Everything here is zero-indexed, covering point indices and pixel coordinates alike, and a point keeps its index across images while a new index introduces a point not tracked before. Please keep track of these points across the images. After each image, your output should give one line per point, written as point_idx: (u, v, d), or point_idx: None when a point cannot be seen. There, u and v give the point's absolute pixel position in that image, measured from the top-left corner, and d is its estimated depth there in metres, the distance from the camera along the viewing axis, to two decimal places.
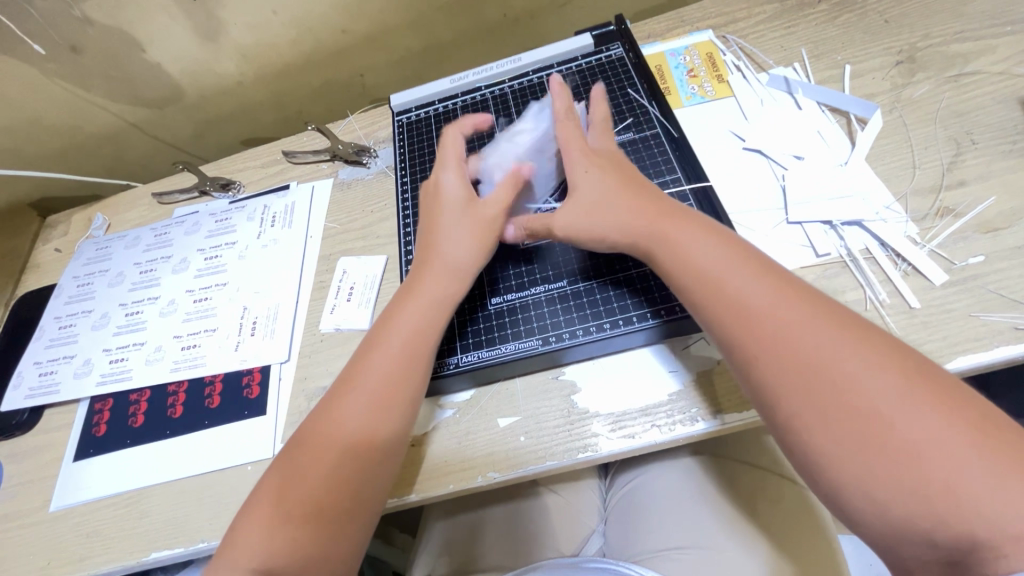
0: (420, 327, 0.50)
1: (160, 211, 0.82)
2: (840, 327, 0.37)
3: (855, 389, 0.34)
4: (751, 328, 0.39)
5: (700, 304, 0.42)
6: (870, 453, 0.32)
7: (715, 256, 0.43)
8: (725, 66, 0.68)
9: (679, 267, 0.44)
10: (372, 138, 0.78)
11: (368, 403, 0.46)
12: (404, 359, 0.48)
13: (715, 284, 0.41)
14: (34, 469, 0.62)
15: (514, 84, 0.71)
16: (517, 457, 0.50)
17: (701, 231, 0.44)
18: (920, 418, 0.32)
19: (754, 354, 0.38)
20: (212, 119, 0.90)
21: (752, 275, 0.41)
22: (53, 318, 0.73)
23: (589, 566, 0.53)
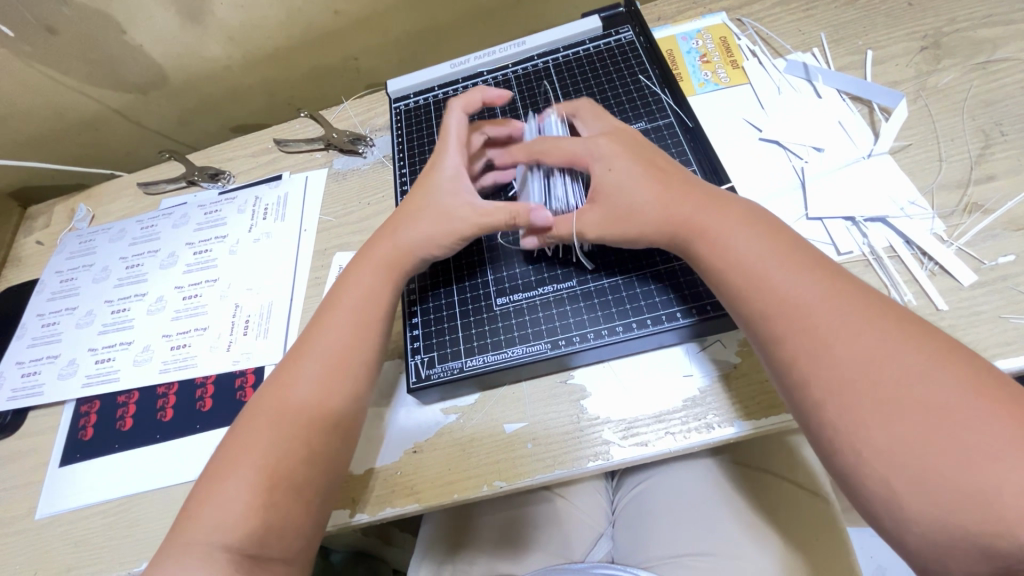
0: (372, 300, 0.48)
1: (146, 203, 0.78)
2: (887, 325, 0.35)
3: (907, 387, 0.32)
4: (794, 325, 0.37)
5: (735, 293, 0.40)
6: (922, 455, 0.30)
7: (756, 247, 0.40)
8: (740, 51, 0.65)
9: (716, 259, 0.42)
10: (368, 126, 0.74)
11: (317, 377, 0.45)
12: (352, 335, 0.47)
13: (754, 274, 0.39)
14: (18, 474, 0.59)
15: (518, 69, 0.67)
16: (525, 465, 0.47)
17: (739, 220, 0.42)
18: (979, 420, 0.30)
19: (797, 352, 0.36)
20: (199, 105, 0.86)
21: (793, 266, 0.39)
22: (35, 315, 0.70)
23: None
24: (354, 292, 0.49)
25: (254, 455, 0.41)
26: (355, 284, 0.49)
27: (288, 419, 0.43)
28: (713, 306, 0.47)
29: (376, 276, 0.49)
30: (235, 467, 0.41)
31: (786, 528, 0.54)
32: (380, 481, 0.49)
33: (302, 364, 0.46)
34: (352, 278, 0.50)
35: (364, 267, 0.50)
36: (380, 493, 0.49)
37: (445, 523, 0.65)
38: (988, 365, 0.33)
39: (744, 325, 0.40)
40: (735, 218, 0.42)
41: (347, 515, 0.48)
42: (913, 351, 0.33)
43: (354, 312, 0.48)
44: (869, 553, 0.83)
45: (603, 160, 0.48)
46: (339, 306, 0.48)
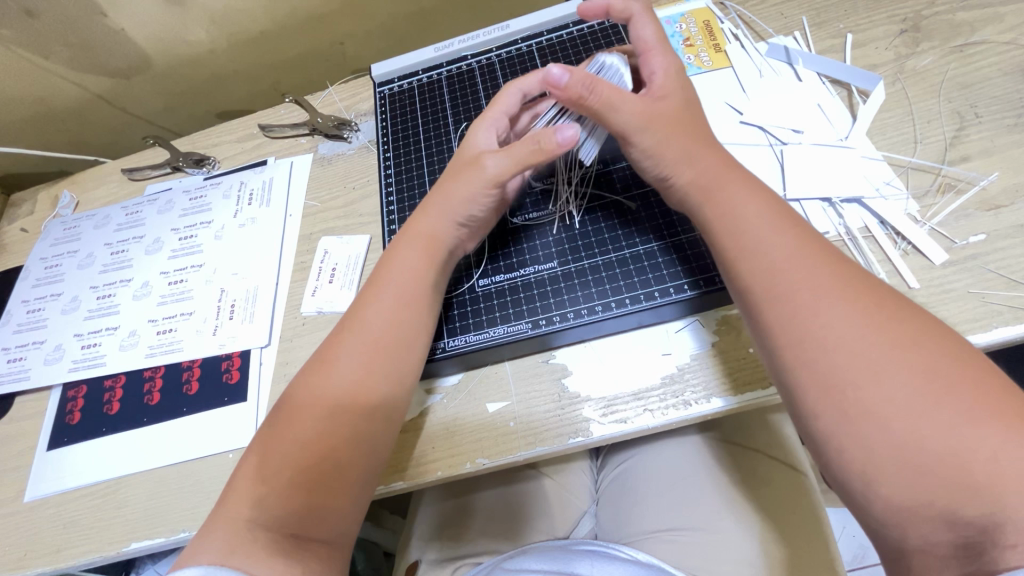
0: (389, 332, 0.46)
1: (130, 189, 0.78)
2: (869, 301, 0.35)
3: (877, 365, 0.33)
4: (782, 306, 0.37)
5: (737, 264, 0.40)
6: (883, 433, 0.32)
7: (769, 216, 0.40)
8: (723, 35, 0.65)
9: (726, 222, 0.42)
10: (353, 111, 0.74)
11: (346, 392, 0.43)
12: (379, 347, 0.45)
13: (756, 249, 0.39)
14: (6, 458, 0.60)
15: (501, 53, 0.66)
16: (508, 443, 0.48)
17: (750, 193, 0.42)
18: (940, 397, 0.31)
19: (776, 326, 0.37)
20: (185, 90, 0.86)
21: (794, 236, 0.39)
22: (20, 302, 0.69)
23: (581, 548, 0.53)
24: (380, 304, 0.47)
25: (268, 466, 0.41)
26: (386, 288, 0.47)
27: (306, 443, 0.41)
28: (689, 287, 0.50)
29: (399, 304, 0.47)
30: (252, 475, 0.41)
31: (760, 505, 0.56)
32: None
33: (342, 368, 0.44)
34: (370, 301, 0.47)
35: (381, 288, 0.48)
36: None
37: (433, 504, 0.66)
38: (954, 341, 0.34)
39: (740, 296, 0.40)
40: (757, 193, 0.42)
41: None
42: (883, 330, 0.34)
43: (386, 321, 0.46)
44: (848, 530, 0.86)
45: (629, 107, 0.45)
46: (368, 311, 0.47)
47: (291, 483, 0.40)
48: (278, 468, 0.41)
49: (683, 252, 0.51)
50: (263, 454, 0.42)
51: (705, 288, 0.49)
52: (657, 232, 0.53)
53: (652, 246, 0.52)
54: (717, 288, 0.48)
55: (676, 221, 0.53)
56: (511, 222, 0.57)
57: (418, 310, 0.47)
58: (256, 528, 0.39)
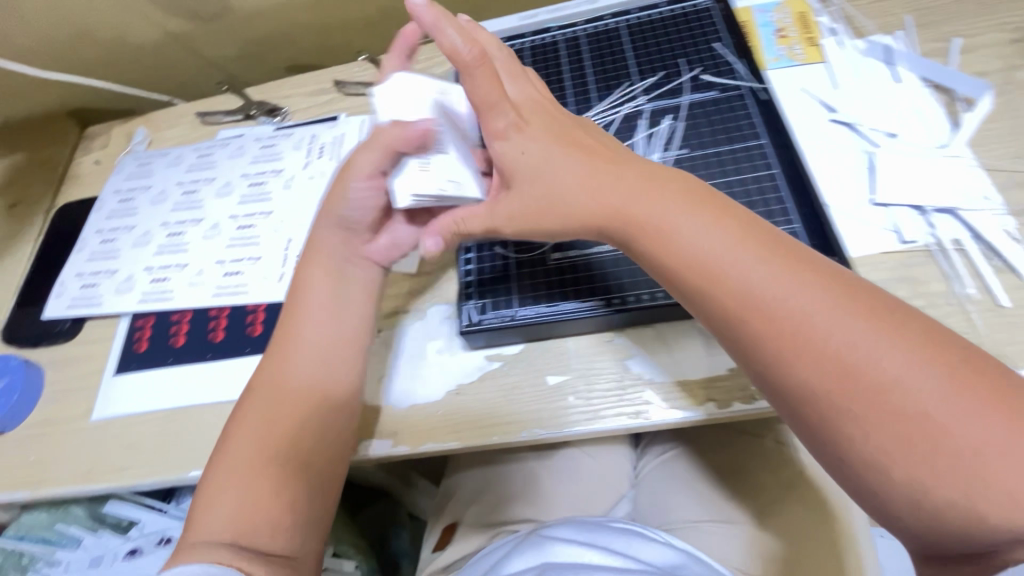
0: (328, 346, 0.50)
1: (202, 132, 0.80)
2: (811, 279, 0.36)
3: (840, 348, 0.34)
4: (735, 319, 0.37)
5: (707, 301, 0.38)
6: (873, 423, 0.32)
7: (710, 235, 0.38)
8: (818, 29, 0.63)
9: (669, 250, 0.39)
10: (427, 74, 0.74)
11: (300, 395, 0.48)
12: (319, 357, 0.49)
13: (717, 275, 0.37)
14: (76, 378, 0.63)
15: (588, 28, 0.64)
16: (566, 416, 0.49)
17: (689, 210, 0.40)
18: (910, 368, 0.32)
19: (764, 361, 0.36)
20: (259, 39, 0.86)
21: (750, 251, 0.37)
22: (93, 231, 0.71)
23: (616, 526, 0.54)
24: (317, 317, 0.50)
25: (233, 486, 0.44)
26: (308, 305, 0.51)
27: (266, 463, 0.45)
28: None
29: (333, 318, 0.51)
30: (220, 494, 0.44)
31: (807, 507, 0.56)
32: (426, 418, 0.51)
33: (288, 362, 0.49)
34: (297, 324, 0.50)
35: (312, 306, 0.51)
36: (423, 430, 0.51)
37: (476, 468, 0.67)
38: (885, 299, 0.35)
39: (717, 329, 0.39)
40: (687, 206, 0.40)
41: (391, 446, 0.51)
42: (829, 305, 0.35)
43: (323, 334, 0.50)
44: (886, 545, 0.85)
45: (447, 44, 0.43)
46: (301, 326, 0.50)
47: (264, 499, 0.44)
48: (242, 485, 0.44)
49: None
50: (228, 474, 0.45)
51: None
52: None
53: None
54: None
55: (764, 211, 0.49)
56: None
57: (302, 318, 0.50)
58: (239, 539, 0.42)
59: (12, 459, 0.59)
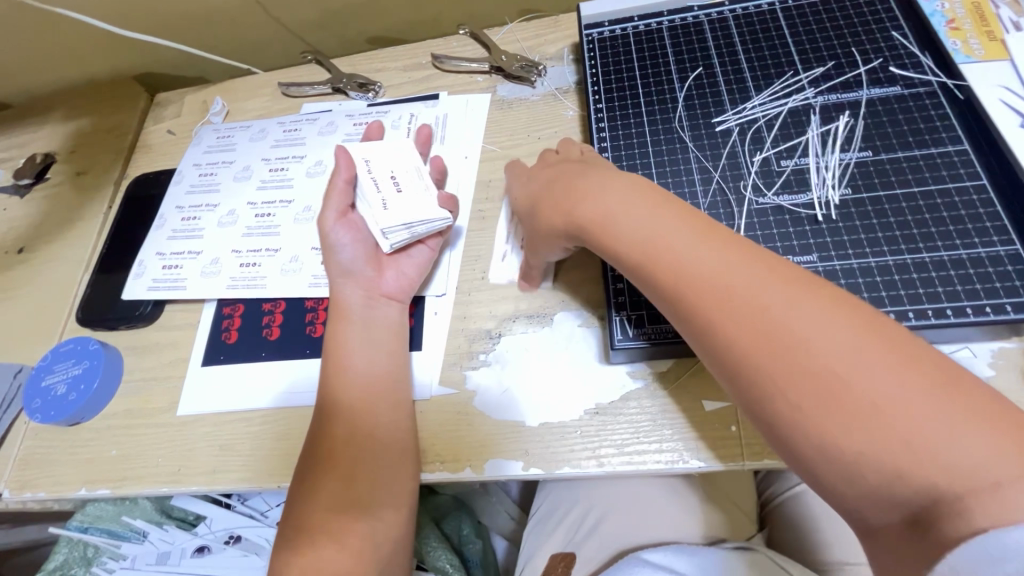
0: (378, 376, 0.49)
1: (285, 105, 0.74)
2: (720, 247, 0.34)
3: (766, 319, 0.31)
4: (692, 305, 0.34)
5: (659, 289, 0.36)
6: (811, 398, 0.29)
7: (647, 214, 0.37)
8: (998, 23, 0.56)
9: (603, 231, 0.39)
10: (538, 54, 0.68)
11: (373, 431, 0.47)
12: (372, 390, 0.48)
13: (661, 252, 0.36)
14: (158, 367, 0.58)
15: (737, 8, 0.57)
16: (730, 448, 0.43)
17: (625, 192, 0.39)
18: (832, 328, 0.29)
19: (716, 356, 0.33)
20: (343, 7, 0.80)
21: (695, 233, 0.35)
22: (174, 207, 0.66)
23: (726, 547, 0.52)
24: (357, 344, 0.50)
25: (313, 526, 0.44)
26: (348, 327, 0.50)
27: (342, 505, 0.45)
28: (1013, 308, 0.39)
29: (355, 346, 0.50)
30: (307, 541, 0.44)
31: None
32: (561, 439, 0.46)
33: (343, 387, 0.48)
34: (337, 347, 0.50)
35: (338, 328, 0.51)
36: (557, 452, 0.46)
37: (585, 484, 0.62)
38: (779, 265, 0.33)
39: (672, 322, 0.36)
40: (626, 187, 0.39)
41: (522, 468, 0.46)
42: (771, 277, 0.32)
43: (367, 364, 0.49)
44: None
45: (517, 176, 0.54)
46: (345, 349, 0.50)
47: (344, 545, 0.44)
48: (327, 532, 0.44)
49: (1005, 267, 0.41)
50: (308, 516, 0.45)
51: None
52: (963, 238, 0.42)
53: (960, 254, 0.41)
54: None
55: (974, 229, 0.42)
56: (763, 197, 0.47)
57: (335, 344, 0.50)
58: None
59: (91, 452, 0.55)
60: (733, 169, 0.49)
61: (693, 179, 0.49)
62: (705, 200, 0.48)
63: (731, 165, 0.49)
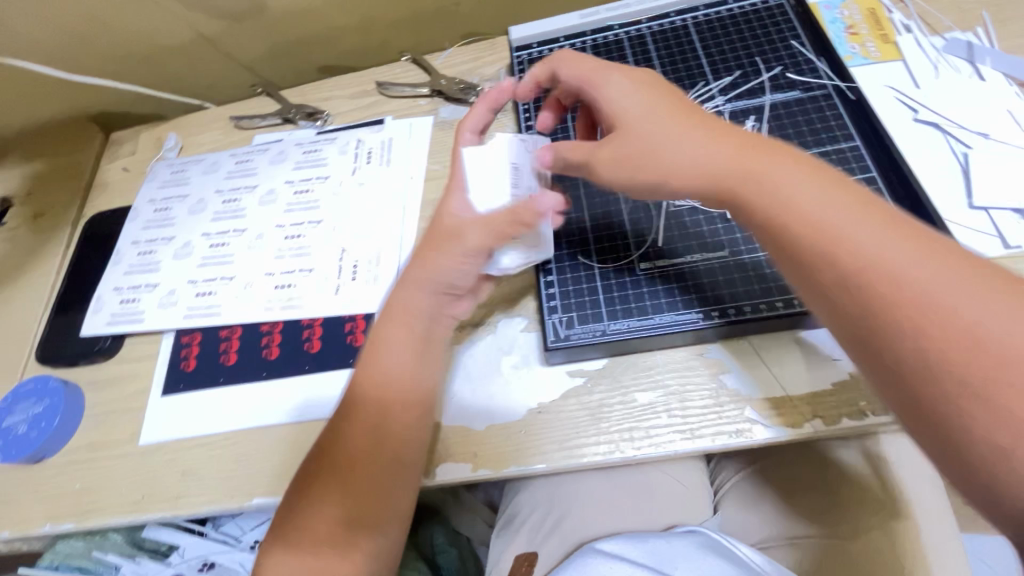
0: (416, 380, 0.46)
1: (237, 137, 0.76)
2: (834, 182, 0.35)
3: (866, 250, 0.32)
4: (827, 271, 0.33)
5: (808, 265, 0.34)
6: (918, 329, 0.30)
7: (812, 189, 0.35)
8: (892, 26, 0.61)
9: (756, 202, 0.36)
10: (477, 75, 0.71)
11: (405, 432, 0.45)
12: (407, 393, 0.46)
13: (821, 228, 0.33)
14: (118, 399, 0.59)
15: (653, 26, 0.61)
16: (659, 435, 0.46)
17: (792, 169, 0.36)
18: (938, 280, 0.31)
19: (873, 335, 0.32)
20: (292, 41, 0.83)
21: (864, 211, 0.33)
22: (130, 243, 0.68)
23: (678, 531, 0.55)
24: (399, 343, 0.47)
25: (323, 517, 0.43)
26: (395, 330, 0.47)
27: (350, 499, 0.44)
28: None
29: (405, 346, 0.46)
30: (310, 528, 0.43)
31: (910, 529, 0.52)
32: (506, 440, 0.49)
33: (380, 393, 0.46)
34: (383, 349, 0.46)
35: (388, 329, 0.47)
36: (504, 451, 0.48)
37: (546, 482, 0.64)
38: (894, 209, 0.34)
39: (818, 298, 0.34)
40: (800, 165, 0.37)
41: (471, 470, 0.48)
42: (895, 239, 0.32)
43: (404, 365, 0.46)
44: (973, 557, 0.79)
45: (617, 80, 0.45)
46: (388, 351, 0.46)
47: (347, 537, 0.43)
48: (333, 523, 0.43)
49: None
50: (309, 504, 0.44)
51: None
52: None
53: None
54: None
55: None
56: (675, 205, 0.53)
57: (382, 343, 0.47)
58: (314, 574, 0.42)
59: (55, 487, 0.56)
60: None
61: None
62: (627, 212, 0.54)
63: None
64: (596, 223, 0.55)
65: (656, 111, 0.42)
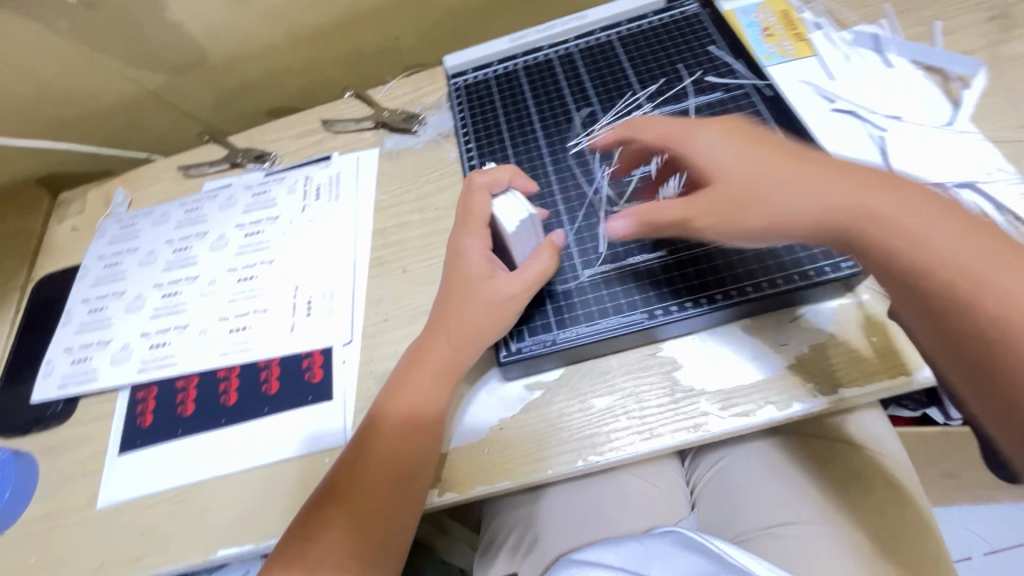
0: (434, 407, 0.47)
1: (186, 185, 0.76)
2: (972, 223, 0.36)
3: (986, 274, 0.34)
4: (941, 302, 0.35)
5: (937, 307, 0.35)
6: (988, 312, 0.34)
7: (958, 235, 0.36)
8: (804, 25, 0.64)
9: (901, 252, 0.36)
10: (419, 105, 0.72)
11: (420, 460, 0.46)
12: (428, 419, 0.47)
13: (973, 277, 0.34)
14: (74, 463, 0.57)
15: (580, 43, 0.64)
16: (619, 439, 0.46)
17: (944, 217, 0.37)
18: None
19: (982, 369, 0.34)
20: (236, 87, 0.84)
21: (998, 253, 0.35)
22: (80, 302, 0.67)
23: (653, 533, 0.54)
24: (430, 368, 0.48)
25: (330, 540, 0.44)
26: (429, 358, 0.48)
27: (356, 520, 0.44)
28: (823, 271, 0.46)
29: (432, 375, 0.48)
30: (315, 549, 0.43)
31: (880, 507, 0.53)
32: (470, 461, 0.48)
33: (401, 419, 0.47)
34: (413, 378, 0.48)
35: (423, 360, 0.48)
36: (469, 473, 0.48)
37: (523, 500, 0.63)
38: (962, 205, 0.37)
39: (936, 334, 0.36)
40: (932, 208, 0.37)
41: (438, 495, 0.48)
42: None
43: (429, 393, 0.47)
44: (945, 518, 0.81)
45: (709, 134, 0.44)
46: (419, 377, 0.48)
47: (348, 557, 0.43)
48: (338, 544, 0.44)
49: None
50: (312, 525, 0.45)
51: (836, 274, 0.46)
52: None
53: None
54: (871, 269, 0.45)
55: None
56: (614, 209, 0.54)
57: (415, 371, 0.48)
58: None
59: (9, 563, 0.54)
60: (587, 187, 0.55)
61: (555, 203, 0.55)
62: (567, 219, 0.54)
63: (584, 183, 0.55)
64: None
65: (749, 161, 0.42)
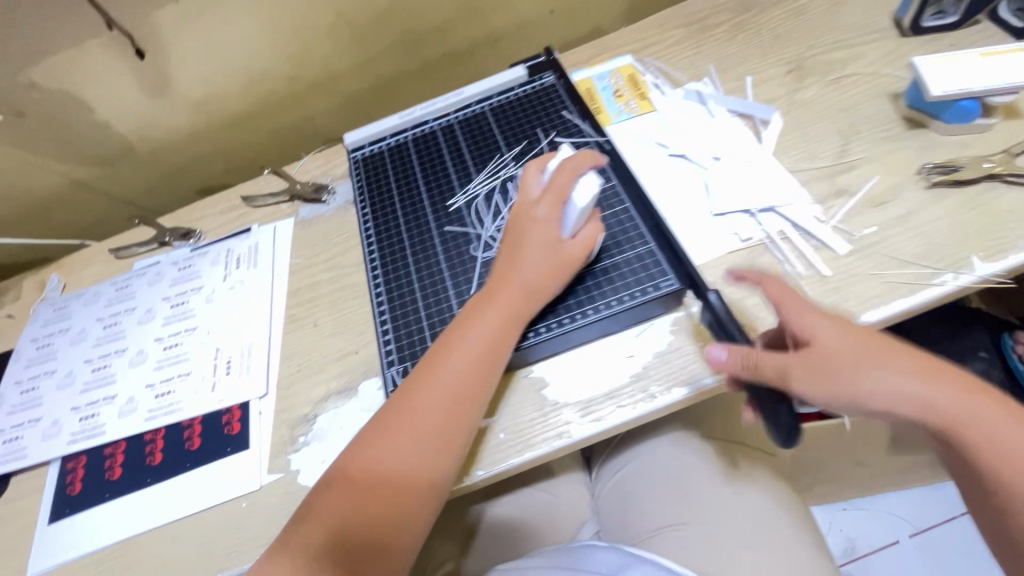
0: (421, 472, 0.49)
1: (117, 266, 0.82)
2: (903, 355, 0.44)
3: (940, 405, 0.42)
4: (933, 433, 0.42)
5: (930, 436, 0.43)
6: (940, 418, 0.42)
7: (898, 377, 0.43)
8: (646, 86, 0.76)
9: (861, 398, 0.43)
10: (329, 176, 0.81)
11: (408, 523, 0.48)
12: (413, 485, 0.48)
13: (929, 406, 0.42)
14: (4, 539, 0.60)
15: (459, 115, 0.75)
16: (498, 453, 0.53)
17: (881, 370, 0.43)
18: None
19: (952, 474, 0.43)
20: (166, 172, 0.92)
21: (942, 382, 0.43)
22: (13, 384, 0.71)
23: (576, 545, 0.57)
24: (419, 422, 0.50)
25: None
26: (416, 420, 0.50)
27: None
28: (651, 288, 0.56)
29: (423, 439, 0.49)
30: None
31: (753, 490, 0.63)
32: None
33: (386, 475, 0.49)
34: (398, 440, 0.50)
35: (410, 412, 0.51)
36: None
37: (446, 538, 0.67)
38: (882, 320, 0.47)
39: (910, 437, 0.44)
40: (878, 354, 0.44)
41: None
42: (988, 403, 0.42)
43: (418, 458, 0.49)
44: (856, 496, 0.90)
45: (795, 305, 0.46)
46: (407, 436, 0.50)
47: None
48: None
49: (645, 262, 0.57)
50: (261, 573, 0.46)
51: (662, 290, 0.55)
52: (616, 248, 0.59)
53: (614, 259, 0.58)
54: (685, 281, 0.54)
55: (623, 240, 0.59)
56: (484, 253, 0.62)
57: (411, 430, 0.50)
58: None
59: None
60: (462, 236, 0.64)
61: (437, 254, 0.64)
62: (445, 265, 0.62)
63: (459, 233, 0.64)
64: (422, 279, 0.62)
65: (850, 340, 0.44)
